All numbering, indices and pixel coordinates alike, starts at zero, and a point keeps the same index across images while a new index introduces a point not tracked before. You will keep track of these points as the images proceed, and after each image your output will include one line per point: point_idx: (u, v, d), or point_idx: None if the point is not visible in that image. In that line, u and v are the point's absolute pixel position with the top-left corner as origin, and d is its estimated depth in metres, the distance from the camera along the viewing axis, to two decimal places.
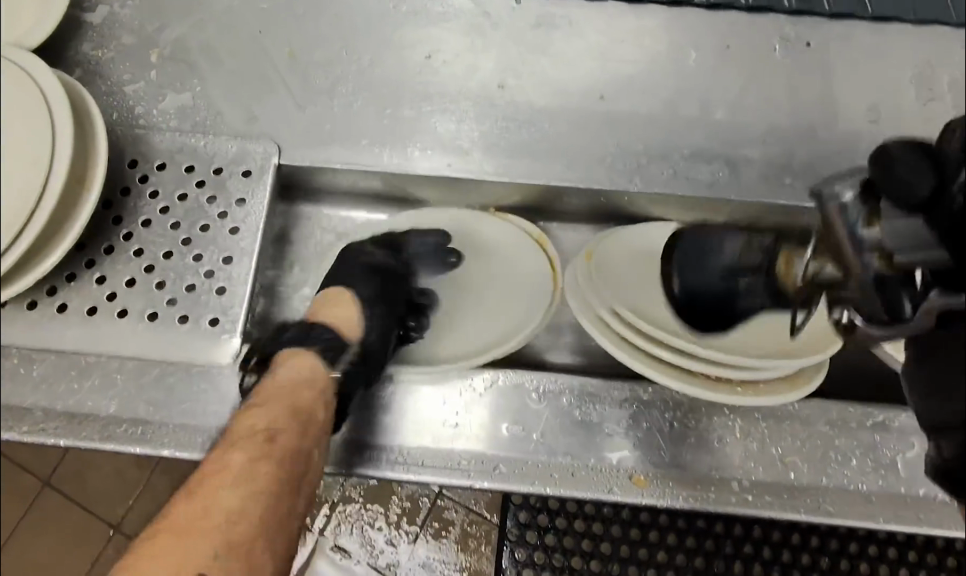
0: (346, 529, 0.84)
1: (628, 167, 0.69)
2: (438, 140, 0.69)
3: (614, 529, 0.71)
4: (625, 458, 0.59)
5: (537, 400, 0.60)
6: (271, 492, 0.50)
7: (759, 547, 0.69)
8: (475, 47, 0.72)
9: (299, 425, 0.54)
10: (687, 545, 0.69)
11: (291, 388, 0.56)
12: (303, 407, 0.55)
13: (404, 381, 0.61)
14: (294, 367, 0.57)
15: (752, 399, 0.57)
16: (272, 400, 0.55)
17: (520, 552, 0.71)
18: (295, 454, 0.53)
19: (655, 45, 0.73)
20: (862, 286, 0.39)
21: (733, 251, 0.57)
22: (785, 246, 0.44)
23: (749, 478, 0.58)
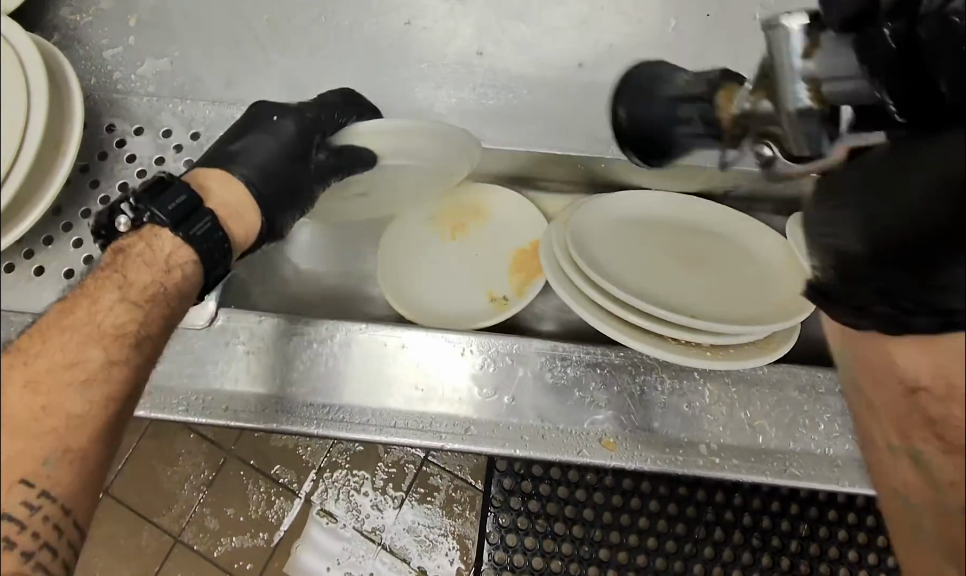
0: (333, 494, 0.85)
1: (605, 135, 0.69)
2: (414, 108, 0.70)
3: (597, 495, 0.72)
4: (596, 422, 0.60)
5: (506, 364, 0.61)
6: (145, 365, 0.49)
7: (739, 514, 0.70)
8: (455, 13, 0.72)
9: (149, 310, 0.50)
10: (668, 512, 0.70)
11: (143, 268, 0.51)
12: (158, 294, 0.50)
13: (379, 340, 0.62)
14: (153, 247, 0.52)
15: (722, 362, 0.57)
16: (129, 287, 0.50)
17: (503, 517, 0.74)
18: (142, 280, 0.50)
19: (638, 12, 0.72)
20: (787, 121, 0.34)
21: (682, 84, 0.45)
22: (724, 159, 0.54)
23: (717, 441, 0.59)
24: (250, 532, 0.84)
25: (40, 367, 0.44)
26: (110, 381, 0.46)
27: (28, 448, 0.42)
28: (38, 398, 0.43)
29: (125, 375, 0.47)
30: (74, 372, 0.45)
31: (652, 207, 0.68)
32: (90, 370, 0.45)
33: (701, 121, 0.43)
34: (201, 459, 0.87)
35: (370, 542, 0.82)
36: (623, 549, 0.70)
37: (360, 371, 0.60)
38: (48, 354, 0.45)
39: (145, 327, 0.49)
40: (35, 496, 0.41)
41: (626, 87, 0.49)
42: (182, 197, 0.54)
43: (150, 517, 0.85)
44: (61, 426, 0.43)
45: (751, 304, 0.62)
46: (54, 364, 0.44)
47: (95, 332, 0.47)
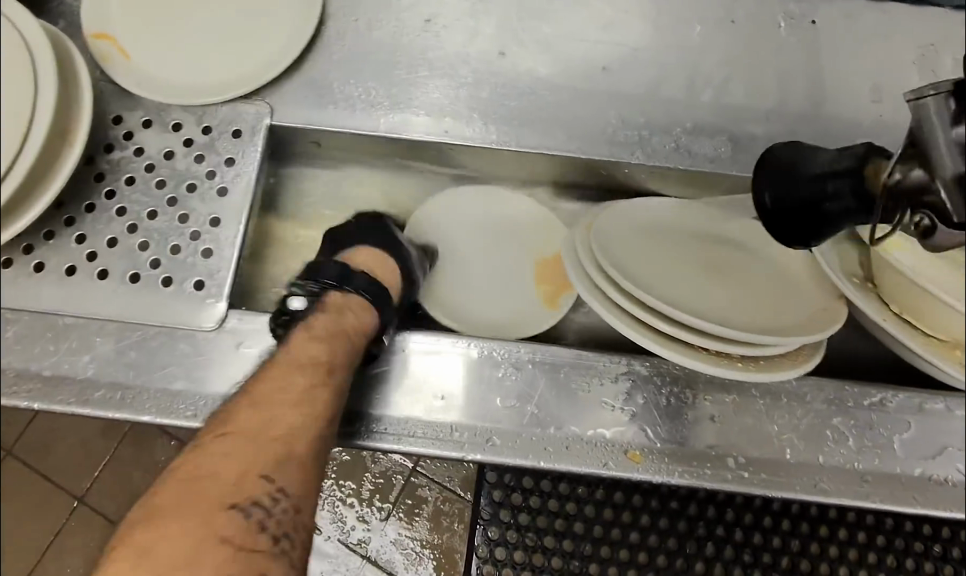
0: (319, 504, 0.78)
1: (629, 139, 0.67)
2: (435, 105, 0.67)
3: (588, 509, 0.67)
4: (620, 433, 0.58)
5: (522, 375, 0.59)
6: (312, 430, 0.52)
7: (732, 530, 0.66)
8: (476, 11, 0.70)
9: (336, 359, 0.55)
10: (660, 526, 0.66)
11: (336, 336, 0.57)
12: (348, 347, 0.56)
13: (397, 346, 0.59)
14: (333, 313, 0.59)
15: (754, 375, 0.55)
16: (322, 334, 0.57)
17: (492, 531, 0.67)
18: (313, 349, 0.55)
19: (660, 17, 0.71)
20: (944, 185, 0.39)
21: (827, 160, 0.48)
22: (832, 187, 0.46)
23: (745, 455, 0.58)
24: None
25: (242, 453, 0.49)
26: (316, 418, 0.53)
27: (240, 502, 0.47)
28: (253, 457, 0.49)
29: (286, 433, 0.51)
30: (277, 434, 0.51)
31: (670, 213, 0.66)
32: (286, 415, 0.52)
33: (852, 199, 0.46)
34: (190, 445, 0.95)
35: (355, 556, 0.77)
36: (613, 563, 0.65)
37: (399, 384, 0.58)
38: (253, 426, 0.51)
39: (322, 383, 0.54)
40: (254, 518, 0.47)
41: (770, 162, 0.52)
42: (359, 275, 0.61)
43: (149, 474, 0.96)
44: (283, 450, 0.50)
45: (777, 315, 0.60)
46: (264, 434, 0.50)
47: (287, 395, 0.53)
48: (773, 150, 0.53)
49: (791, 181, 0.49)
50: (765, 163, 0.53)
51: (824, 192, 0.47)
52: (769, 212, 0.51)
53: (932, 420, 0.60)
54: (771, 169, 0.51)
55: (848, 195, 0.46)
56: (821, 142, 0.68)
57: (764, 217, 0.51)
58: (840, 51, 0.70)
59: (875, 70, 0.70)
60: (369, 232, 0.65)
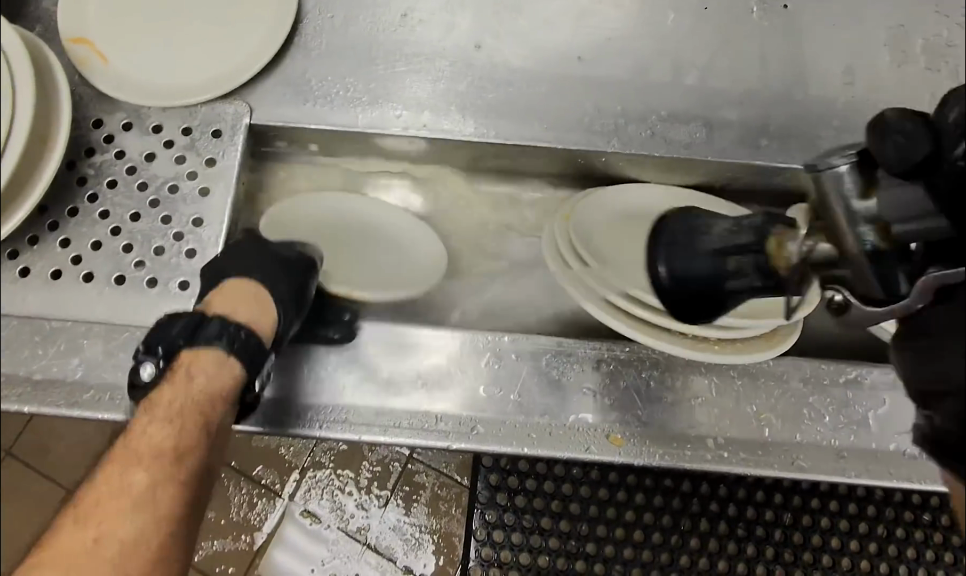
0: (316, 494, 0.76)
1: (605, 128, 0.67)
2: (412, 99, 0.67)
3: (583, 490, 0.67)
4: (602, 417, 0.59)
5: (503, 361, 0.60)
6: (161, 533, 0.50)
7: (726, 505, 0.66)
8: (452, 5, 0.70)
9: (183, 446, 0.53)
10: (655, 504, 0.67)
11: (186, 414, 0.53)
12: (195, 430, 0.54)
13: (372, 339, 0.60)
14: (184, 367, 0.55)
15: (731, 357, 0.56)
16: (170, 409, 0.53)
17: (490, 514, 0.67)
18: (167, 411, 0.53)
19: (634, 7, 0.71)
20: (852, 262, 0.37)
21: (724, 233, 0.41)
22: (734, 263, 0.40)
23: (724, 435, 0.59)
24: (231, 537, 0.76)
25: (116, 531, 0.48)
26: (181, 477, 0.52)
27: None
28: (119, 534, 0.48)
29: (125, 542, 0.48)
30: (124, 500, 0.50)
31: (644, 202, 0.67)
32: (135, 482, 0.50)
33: (756, 273, 0.40)
34: None
35: (354, 542, 0.73)
36: (610, 543, 0.65)
37: (337, 372, 0.59)
38: (120, 498, 0.50)
39: (161, 478, 0.51)
40: None
41: (663, 235, 0.44)
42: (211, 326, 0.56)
43: None
44: (160, 519, 0.50)
45: None
46: (124, 506, 0.49)
47: (123, 498, 0.50)
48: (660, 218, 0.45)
49: (687, 255, 0.42)
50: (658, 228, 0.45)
51: (724, 271, 0.41)
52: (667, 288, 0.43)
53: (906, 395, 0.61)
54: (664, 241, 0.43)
55: (752, 276, 0.40)
56: (796, 125, 0.69)
57: (662, 291, 0.43)
58: (812, 33, 0.71)
59: (847, 52, 0.71)
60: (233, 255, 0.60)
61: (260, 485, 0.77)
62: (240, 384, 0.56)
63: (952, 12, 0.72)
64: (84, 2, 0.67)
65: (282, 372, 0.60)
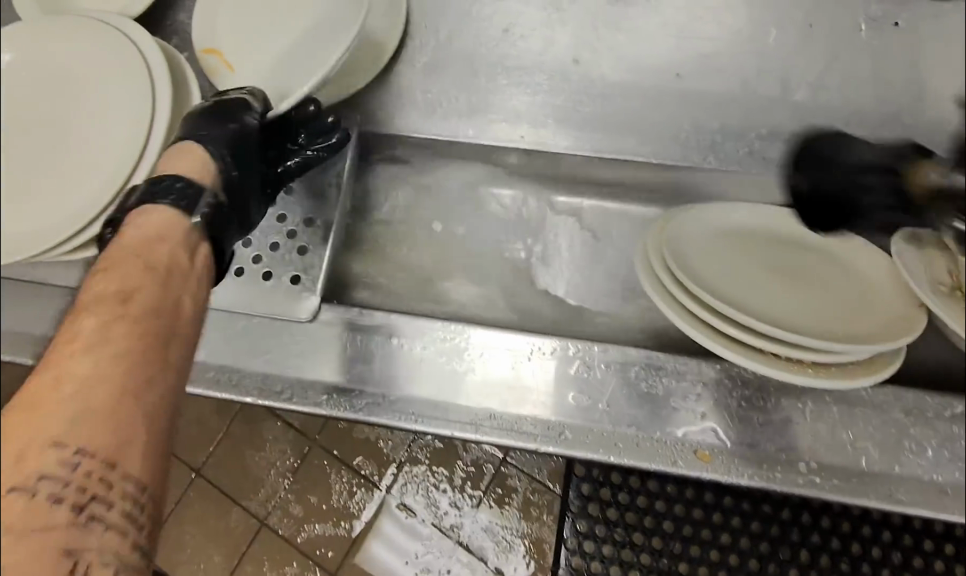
0: (412, 488, 0.78)
1: (700, 145, 0.68)
2: (508, 115, 0.69)
3: (677, 508, 0.67)
4: (690, 433, 0.59)
5: (595, 369, 0.61)
6: (123, 365, 0.42)
7: (828, 537, 0.65)
8: (552, 20, 0.69)
9: (131, 285, 0.46)
10: (752, 530, 0.65)
11: (123, 258, 0.47)
12: (141, 270, 0.47)
13: (465, 340, 0.63)
14: (126, 226, 0.49)
15: (821, 382, 0.54)
16: (113, 258, 0.47)
17: (581, 524, 0.68)
18: (108, 267, 0.47)
19: (736, 25, 0.67)
20: None
21: (872, 151, 0.47)
22: (871, 180, 0.44)
23: (818, 460, 0.58)
24: (331, 523, 0.78)
25: (78, 367, 0.41)
26: (141, 316, 0.45)
27: (98, 391, 0.41)
28: (75, 382, 0.41)
29: (81, 375, 0.41)
30: (72, 348, 0.42)
31: (745, 220, 0.66)
32: (96, 314, 0.44)
33: (888, 193, 0.44)
34: (287, 446, 0.80)
35: (447, 540, 0.76)
36: (704, 564, 0.65)
37: (424, 369, 0.62)
38: (72, 345, 0.42)
39: (111, 315, 0.44)
40: (71, 456, 0.39)
41: (824, 149, 0.53)
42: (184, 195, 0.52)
43: (240, 499, 0.79)
44: (119, 343, 0.43)
45: (852, 321, 0.58)
46: (82, 352, 0.42)
47: (67, 347, 0.42)
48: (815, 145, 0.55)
49: (827, 169, 0.49)
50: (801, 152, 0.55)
51: (864, 183, 0.45)
52: (808, 196, 0.50)
53: None
54: (810, 159, 0.52)
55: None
56: None
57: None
58: None
59: None
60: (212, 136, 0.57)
61: (360, 475, 0.79)
62: (177, 221, 0.51)
63: None
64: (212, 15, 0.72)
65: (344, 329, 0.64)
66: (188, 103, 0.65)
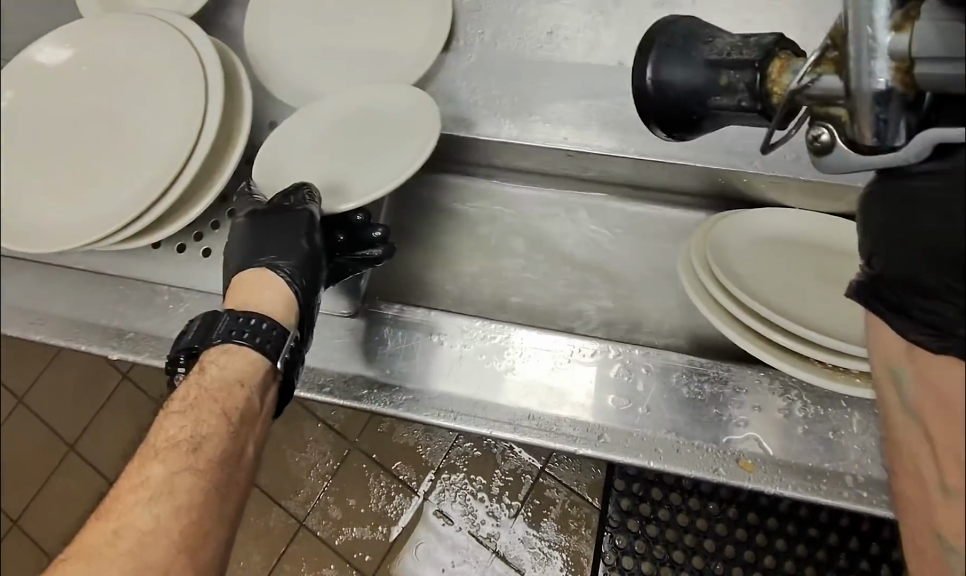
0: (450, 496, 0.74)
1: (748, 150, 0.65)
2: (554, 117, 0.69)
3: (719, 527, 0.66)
4: (733, 442, 0.58)
5: (637, 374, 0.61)
6: (185, 517, 0.47)
7: (877, 564, 0.62)
8: (596, 23, 0.69)
9: (202, 433, 0.51)
10: (797, 553, 0.63)
11: (201, 404, 0.53)
12: (214, 419, 0.52)
13: (505, 340, 0.63)
14: (206, 364, 0.55)
15: (870, 392, 0.52)
16: (186, 401, 0.53)
17: (619, 539, 0.67)
18: (181, 410, 0.53)
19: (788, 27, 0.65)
20: (857, 102, 0.30)
21: (726, 47, 0.38)
22: (728, 79, 0.37)
23: (864, 474, 0.56)
24: (367, 527, 0.74)
25: (141, 517, 0.46)
26: (206, 466, 0.50)
27: (153, 548, 0.45)
28: (139, 532, 0.45)
29: (143, 529, 0.45)
30: (141, 491, 0.47)
31: (797, 226, 0.64)
32: (167, 462, 0.49)
33: (745, 91, 0.36)
34: (328, 448, 0.79)
35: (484, 549, 0.71)
36: None
37: (464, 368, 0.62)
38: (142, 487, 0.47)
39: (182, 465, 0.49)
40: None
41: (660, 40, 0.40)
42: (262, 323, 0.57)
43: (280, 500, 0.78)
44: (183, 501, 0.47)
45: None
46: (150, 493, 0.47)
47: (141, 491, 0.47)
48: (663, 26, 0.42)
49: (680, 62, 0.39)
50: (653, 37, 0.41)
51: (716, 85, 0.37)
52: (654, 97, 0.40)
53: None
54: (666, 44, 0.40)
55: (741, 93, 0.37)
56: None
57: (646, 103, 0.41)
58: None
59: None
60: (278, 245, 0.61)
61: (398, 480, 0.76)
62: (259, 368, 0.56)
63: None
64: (262, 14, 0.73)
65: (373, 323, 0.65)
66: (241, 102, 0.66)
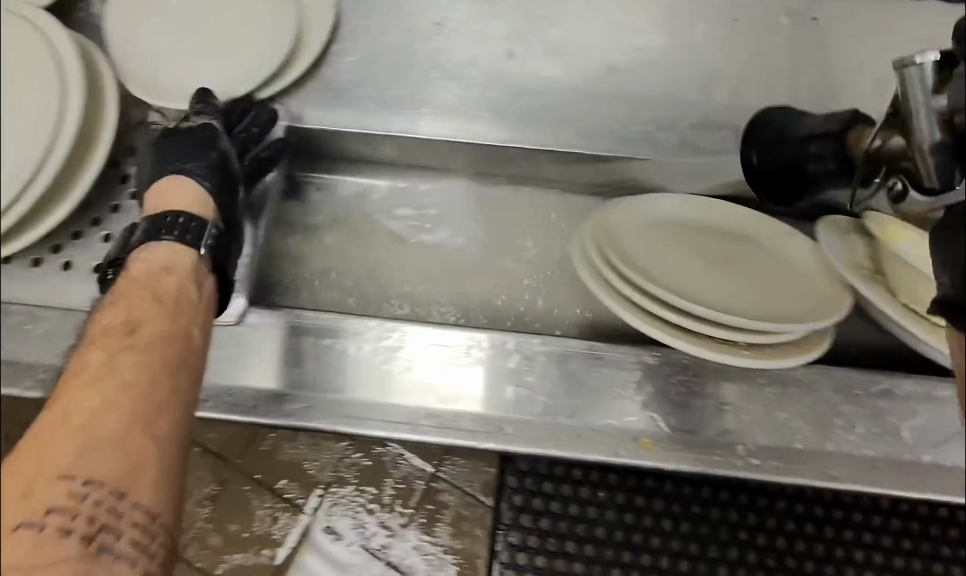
0: (339, 512, 0.60)
1: (635, 135, 0.68)
2: (442, 108, 0.68)
3: (610, 513, 0.61)
4: (631, 423, 0.59)
5: (530, 369, 0.60)
6: (135, 383, 0.47)
7: (771, 536, 0.61)
8: (486, 15, 0.71)
9: (139, 320, 0.51)
10: (683, 531, 0.61)
11: (133, 295, 0.52)
12: (149, 306, 0.52)
13: (400, 336, 0.61)
14: (127, 272, 0.55)
15: (764, 363, 0.55)
16: (114, 296, 0.52)
17: (513, 536, 0.60)
18: (113, 299, 0.52)
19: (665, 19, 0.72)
20: None
21: None
22: None
23: (754, 443, 0.59)
24: (250, 554, 0.58)
25: (90, 395, 0.46)
26: (150, 339, 0.50)
27: (109, 434, 0.45)
28: (89, 414, 0.45)
29: (91, 406, 0.45)
30: (87, 374, 0.47)
31: (679, 210, 0.66)
32: (109, 343, 0.49)
33: None
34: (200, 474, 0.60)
35: (377, 562, 0.59)
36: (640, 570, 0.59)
37: (360, 369, 0.60)
38: (87, 370, 0.47)
39: (123, 345, 0.49)
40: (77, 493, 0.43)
41: None
42: (179, 219, 0.57)
43: None
44: (133, 380, 0.47)
45: (784, 305, 0.60)
46: (97, 368, 0.47)
47: (87, 368, 0.47)
48: None
49: None
50: None
51: None
52: None
53: (939, 406, 0.60)
54: None
55: None
56: None
57: None
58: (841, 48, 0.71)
59: (877, 64, 0.71)
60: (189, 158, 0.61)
61: None
62: (190, 271, 0.55)
63: None
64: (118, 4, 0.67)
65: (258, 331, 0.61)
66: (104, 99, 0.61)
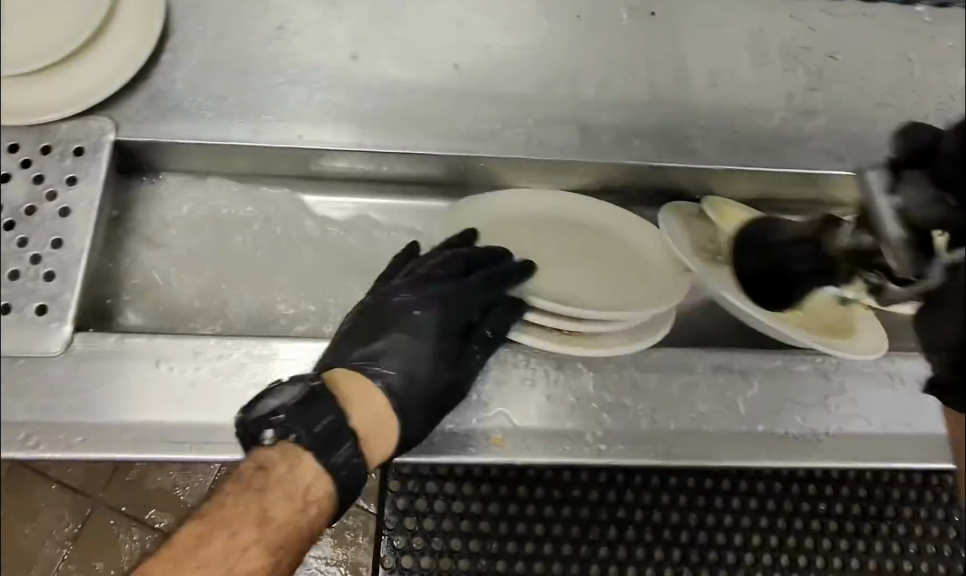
0: None
1: (484, 133, 0.68)
2: (288, 115, 0.66)
3: (492, 507, 0.62)
4: (482, 420, 0.59)
5: (377, 368, 0.57)
6: None
7: (646, 512, 0.62)
8: (328, 16, 0.69)
9: (269, 509, 0.49)
10: (563, 516, 0.62)
11: (258, 503, 0.49)
12: (283, 499, 0.50)
13: (245, 353, 0.59)
14: (274, 475, 0.50)
15: (608, 352, 0.60)
16: (248, 507, 0.49)
17: (397, 540, 0.60)
18: (256, 493, 0.49)
19: (511, 18, 0.72)
20: None
21: None
22: None
23: (603, 428, 0.60)
24: None
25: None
26: (252, 553, 0.48)
27: None
28: None
29: None
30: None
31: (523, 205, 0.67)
32: (206, 561, 0.48)
33: None
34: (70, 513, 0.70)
35: None
36: (522, 559, 0.60)
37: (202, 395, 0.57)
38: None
39: (202, 558, 0.48)
40: None
41: None
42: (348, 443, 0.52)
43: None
44: None
45: (628, 291, 0.64)
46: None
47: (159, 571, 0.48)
48: None
49: None
50: None
51: None
52: None
53: (772, 376, 0.64)
54: None
55: None
56: (665, 125, 0.71)
57: None
58: (683, 39, 0.73)
59: (714, 53, 0.74)
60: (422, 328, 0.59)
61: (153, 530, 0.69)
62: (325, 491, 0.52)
63: (804, 17, 0.77)
64: None
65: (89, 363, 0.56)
66: None
